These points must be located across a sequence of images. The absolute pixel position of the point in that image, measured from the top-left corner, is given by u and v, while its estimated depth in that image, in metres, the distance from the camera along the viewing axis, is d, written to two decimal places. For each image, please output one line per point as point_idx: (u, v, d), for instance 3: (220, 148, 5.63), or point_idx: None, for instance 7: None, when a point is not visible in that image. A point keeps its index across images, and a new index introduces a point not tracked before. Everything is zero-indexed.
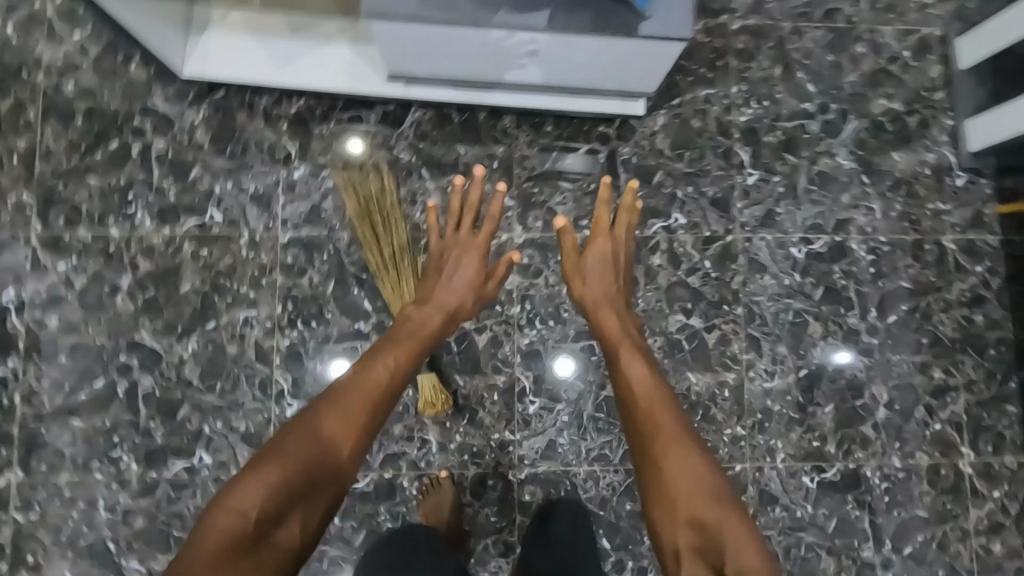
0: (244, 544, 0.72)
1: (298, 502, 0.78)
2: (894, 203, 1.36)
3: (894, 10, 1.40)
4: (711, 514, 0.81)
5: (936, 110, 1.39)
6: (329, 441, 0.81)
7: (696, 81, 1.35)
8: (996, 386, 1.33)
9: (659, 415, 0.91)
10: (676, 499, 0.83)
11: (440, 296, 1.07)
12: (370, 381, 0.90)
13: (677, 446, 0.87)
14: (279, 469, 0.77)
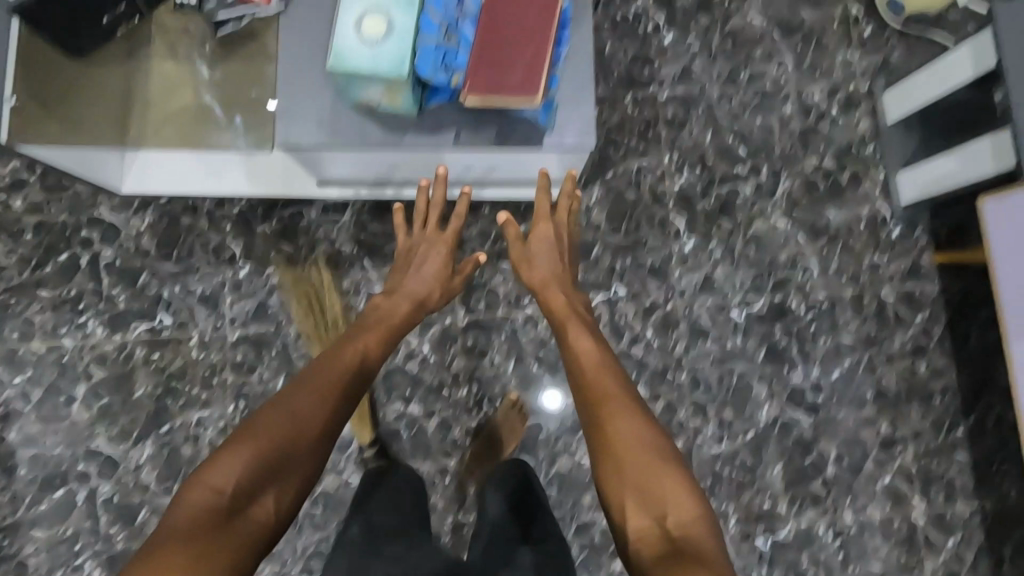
0: (216, 519, 0.73)
1: (273, 476, 0.79)
2: (831, 260, 1.38)
3: (818, 69, 1.43)
4: (652, 475, 0.81)
5: (867, 164, 1.42)
6: (304, 416, 0.84)
7: (628, 153, 1.38)
8: (943, 435, 1.35)
9: (600, 382, 0.93)
10: (620, 460, 0.83)
11: (412, 282, 1.11)
12: (338, 367, 0.93)
13: (615, 409, 0.88)
14: (255, 445, 0.80)
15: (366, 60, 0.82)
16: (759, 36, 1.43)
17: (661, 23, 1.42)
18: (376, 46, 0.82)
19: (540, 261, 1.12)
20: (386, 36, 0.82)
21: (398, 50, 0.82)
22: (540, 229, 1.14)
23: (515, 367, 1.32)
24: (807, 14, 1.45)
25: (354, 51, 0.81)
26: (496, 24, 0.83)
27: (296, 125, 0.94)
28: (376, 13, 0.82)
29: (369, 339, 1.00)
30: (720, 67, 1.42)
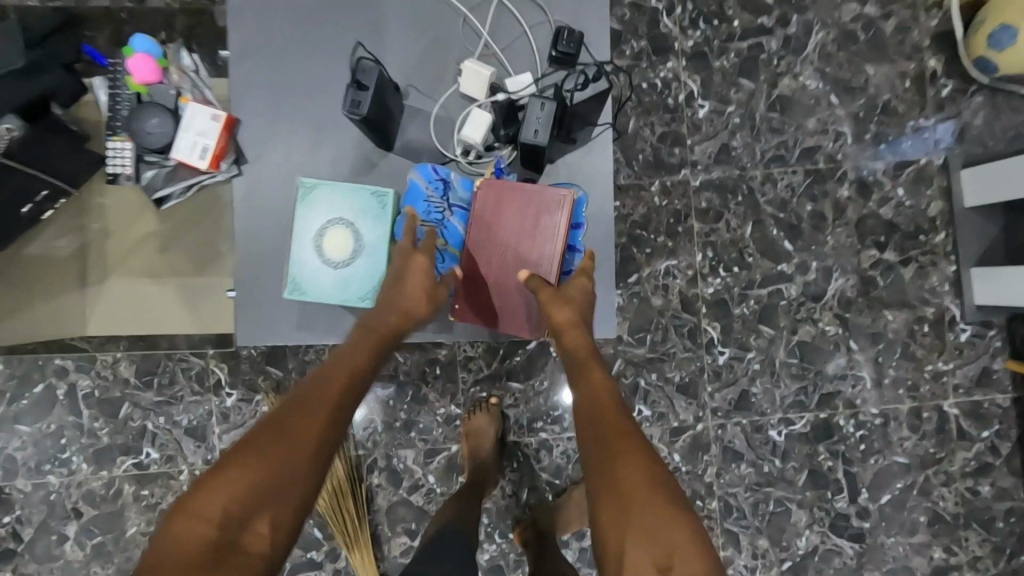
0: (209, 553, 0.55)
1: (265, 502, 0.58)
2: (887, 369, 1.21)
3: (883, 141, 1.21)
4: (683, 542, 0.57)
5: (937, 255, 1.21)
6: (289, 449, 0.60)
7: (654, 252, 1.20)
8: (1004, 561, 1.22)
9: (621, 429, 0.63)
10: (645, 520, 0.58)
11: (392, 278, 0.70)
12: (325, 380, 0.65)
13: (644, 456, 0.62)
14: (243, 468, 0.59)
15: (326, 282, 0.73)
16: (812, 103, 1.20)
17: (695, 90, 1.20)
18: (338, 264, 0.72)
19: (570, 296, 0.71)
20: (349, 253, 0.72)
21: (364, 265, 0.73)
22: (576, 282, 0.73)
23: (528, 497, 1.21)
24: (872, 72, 1.21)
25: (313, 271, 0.73)
26: (496, 228, 0.72)
27: (265, 320, 0.80)
28: (339, 222, 0.72)
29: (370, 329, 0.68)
30: (766, 143, 1.20)
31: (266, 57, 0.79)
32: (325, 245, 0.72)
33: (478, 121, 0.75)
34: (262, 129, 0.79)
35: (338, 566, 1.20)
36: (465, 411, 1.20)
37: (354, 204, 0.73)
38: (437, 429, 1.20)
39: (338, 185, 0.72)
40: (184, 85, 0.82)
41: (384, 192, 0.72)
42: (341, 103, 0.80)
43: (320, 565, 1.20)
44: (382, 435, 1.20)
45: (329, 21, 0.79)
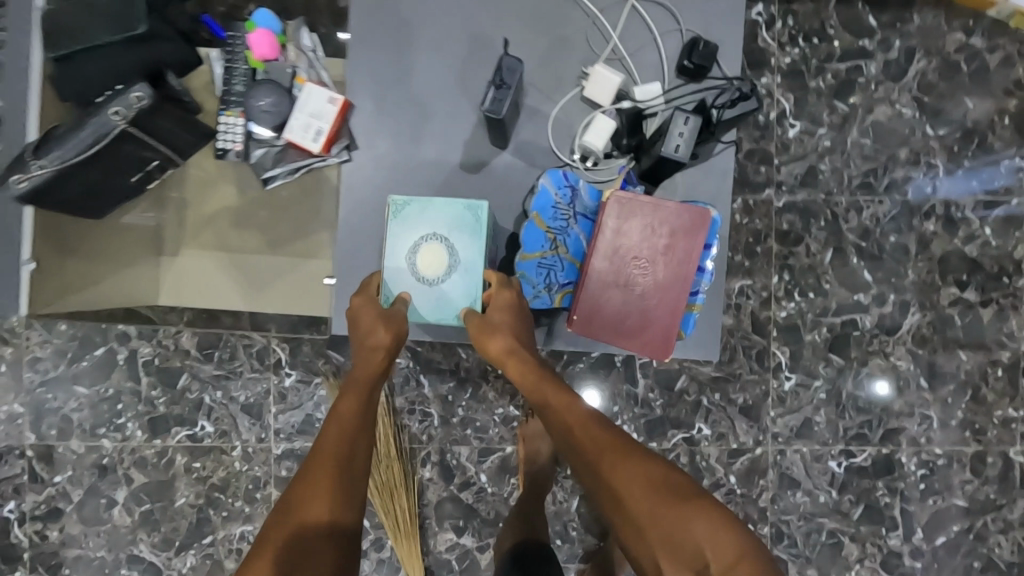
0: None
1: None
2: (956, 410, 1.19)
3: (975, 178, 1.18)
4: (694, 523, 0.66)
5: (1018, 298, 1.18)
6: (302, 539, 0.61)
7: (730, 270, 1.17)
8: None
9: (594, 442, 0.74)
10: (631, 511, 0.69)
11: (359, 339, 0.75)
12: (325, 459, 0.67)
13: (630, 456, 0.72)
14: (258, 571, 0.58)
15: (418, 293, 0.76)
16: (906, 132, 1.17)
17: (788, 108, 1.17)
18: (432, 279, 0.75)
19: (501, 330, 0.75)
20: (442, 268, 0.75)
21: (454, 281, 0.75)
22: (504, 297, 0.75)
23: (579, 505, 1.20)
24: (971, 106, 1.18)
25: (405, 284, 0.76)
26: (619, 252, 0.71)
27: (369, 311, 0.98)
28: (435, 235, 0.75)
29: (355, 388, 0.73)
30: (855, 169, 1.17)
31: (374, 55, 0.83)
32: (420, 258, 0.75)
33: (604, 128, 0.79)
34: (372, 118, 0.83)
35: (382, 556, 1.19)
36: (523, 414, 1.19)
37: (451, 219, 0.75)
38: (492, 429, 1.19)
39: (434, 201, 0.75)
40: (300, 62, 0.89)
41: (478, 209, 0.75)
42: (442, 104, 0.83)
43: (364, 552, 1.19)
44: (437, 429, 1.19)
45: (437, 21, 0.83)
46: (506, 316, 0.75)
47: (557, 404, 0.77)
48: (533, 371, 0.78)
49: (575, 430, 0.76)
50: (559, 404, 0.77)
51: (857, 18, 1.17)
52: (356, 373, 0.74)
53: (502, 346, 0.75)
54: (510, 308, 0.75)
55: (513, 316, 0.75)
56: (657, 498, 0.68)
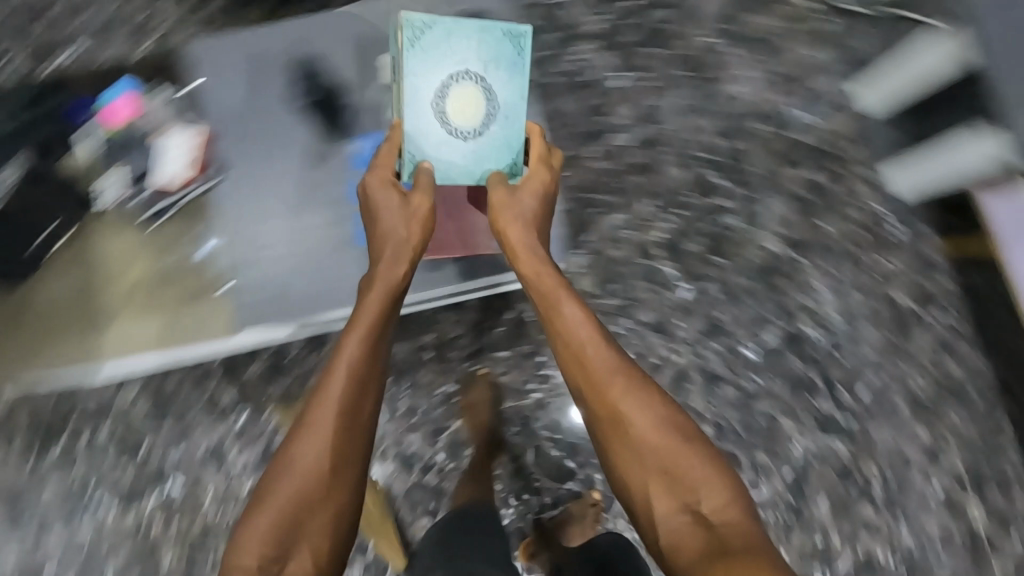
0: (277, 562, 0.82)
1: (309, 516, 0.85)
2: (836, 274, 1.32)
3: (783, 77, 1.35)
4: (686, 464, 0.90)
5: (855, 164, 1.33)
6: (310, 467, 0.87)
7: (603, 210, 1.32)
8: (988, 432, 1.28)
9: (605, 372, 0.96)
10: (637, 442, 0.93)
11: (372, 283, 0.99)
12: (331, 390, 0.91)
13: (635, 394, 0.95)
14: (273, 513, 0.84)
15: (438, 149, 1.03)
16: (712, 56, 1.36)
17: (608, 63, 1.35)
18: (462, 116, 1.01)
19: (520, 220, 1.03)
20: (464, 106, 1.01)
21: (488, 123, 1.03)
22: (503, 193, 1.03)
23: (534, 457, 1.28)
24: (759, 20, 1.36)
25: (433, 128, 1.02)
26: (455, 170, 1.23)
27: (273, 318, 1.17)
28: (455, 79, 1.01)
29: (363, 330, 0.95)
30: (680, 98, 1.35)
31: (220, 101, 1.17)
32: (445, 100, 1.01)
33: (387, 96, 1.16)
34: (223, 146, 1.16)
35: (367, 560, 1.24)
36: (459, 387, 1.28)
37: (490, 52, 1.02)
38: (437, 410, 1.28)
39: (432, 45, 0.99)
40: (148, 122, 1.18)
41: (506, 35, 1.01)
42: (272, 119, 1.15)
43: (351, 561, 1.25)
44: (387, 425, 1.27)
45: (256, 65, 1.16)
46: (534, 200, 1.05)
47: (568, 326, 1.00)
48: (552, 292, 1.01)
49: (589, 357, 0.98)
50: (571, 326, 1.00)
51: None
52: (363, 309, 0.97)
53: (518, 240, 1.03)
54: (522, 199, 1.03)
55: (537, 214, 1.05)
56: (656, 438, 0.92)
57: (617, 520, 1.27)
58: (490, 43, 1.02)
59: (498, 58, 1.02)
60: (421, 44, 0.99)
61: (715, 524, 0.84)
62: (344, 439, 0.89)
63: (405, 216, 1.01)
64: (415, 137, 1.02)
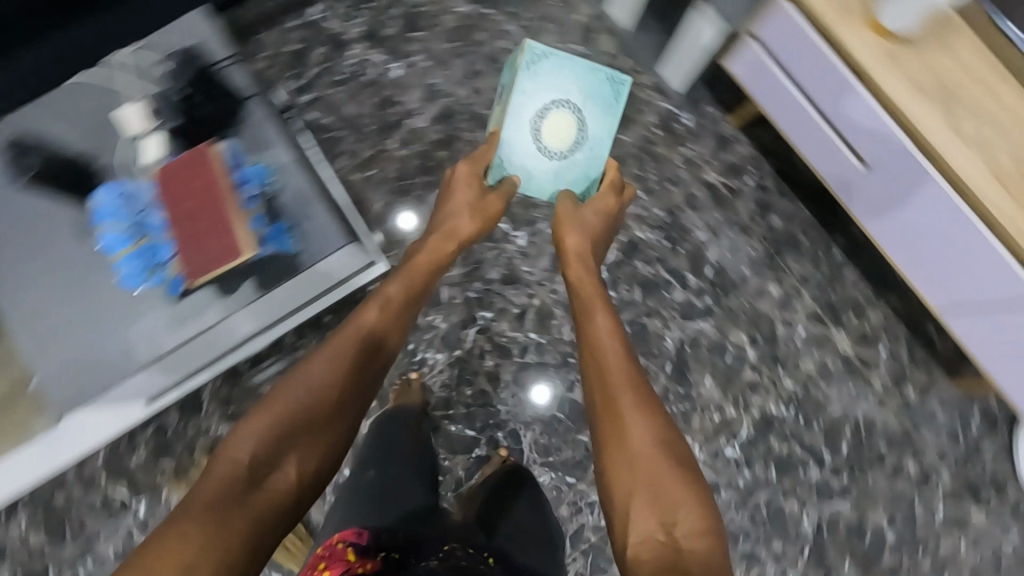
0: (269, 466, 0.86)
1: (301, 438, 0.91)
2: (650, 176, 1.41)
3: (543, 20, 1.45)
4: (672, 485, 0.88)
5: (631, 76, 1.44)
6: (320, 386, 0.96)
7: (422, 191, 1.38)
8: (825, 266, 1.40)
9: (615, 373, 1.02)
10: (633, 452, 0.92)
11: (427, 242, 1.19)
12: (355, 336, 1.05)
13: (643, 409, 0.97)
14: (266, 418, 0.91)
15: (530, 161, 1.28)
16: (474, 21, 1.44)
17: (382, 59, 1.42)
18: (548, 139, 1.26)
19: (578, 231, 1.18)
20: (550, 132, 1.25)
21: (573, 149, 1.27)
22: (608, 200, 1.23)
23: (437, 439, 1.32)
24: None
25: (521, 142, 1.27)
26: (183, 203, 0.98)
27: (122, 402, 1.10)
28: (560, 102, 1.26)
29: (403, 278, 1.14)
30: (458, 69, 1.43)
31: None
32: (544, 121, 1.26)
33: (133, 150, 1.06)
34: None
35: None
36: None
37: (578, 87, 1.26)
38: None
39: (573, 70, 1.25)
40: None
41: (613, 80, 1.26)
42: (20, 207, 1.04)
43: None
44: None
45: None
46: (592, 224, 1.21)
47: (602, 328, 1.08)
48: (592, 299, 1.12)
49: (607, 365, 1.04)
50: (603, 330, 1.08)
51: None
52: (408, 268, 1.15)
53: (573, 244, 1.17)
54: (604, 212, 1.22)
55: (592, 239, 1.20)
56: (650, 455, 0.92)
57: (532, 468, 1.32)
58: (594, 83, 1.27)
59: (586, 92, 1.26)
60: (538, 68, 1.26)
61: (682, 547, 0.81)
62: (352, 386, 1.00)
63: (476, 206, 1.22)
64: (507, 154, 1.28)
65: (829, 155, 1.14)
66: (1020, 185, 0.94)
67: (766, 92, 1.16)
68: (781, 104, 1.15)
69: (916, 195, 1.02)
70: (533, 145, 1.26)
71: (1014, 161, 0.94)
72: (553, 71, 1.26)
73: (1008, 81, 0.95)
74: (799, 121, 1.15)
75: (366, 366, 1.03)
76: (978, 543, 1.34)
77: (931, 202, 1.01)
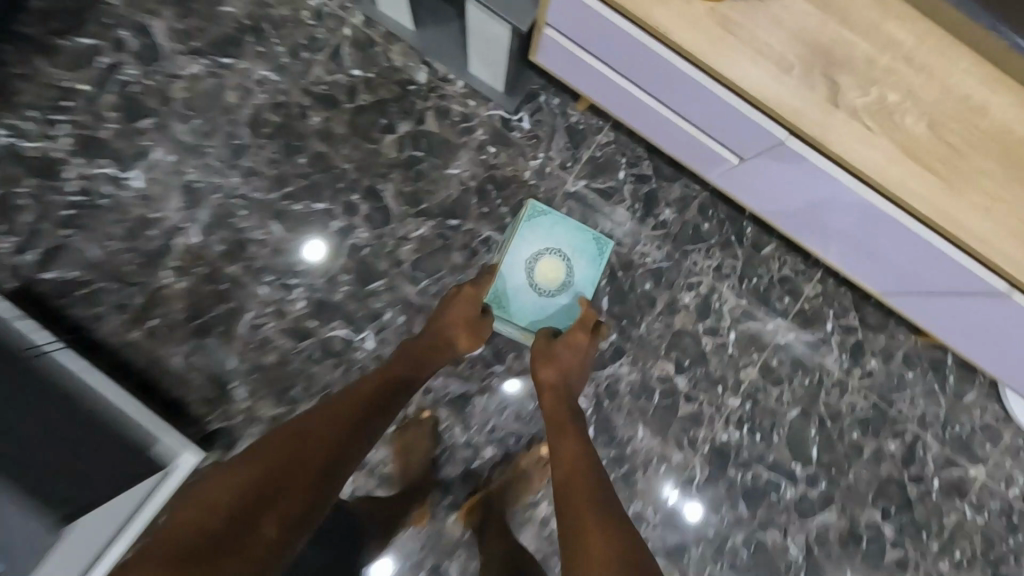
0: (235, 530, 0.67)
1: (280, 492, 0.71)
2: (501, 209, 1.10)
3: (303, 50, 1.09)
4: None
5: (437, 88, 1.11)
6: (310, 434, 0.77)
7: (226, 323, 1.07)
8: (739, 250, 1.14)
9: (582, 478, 0.83)
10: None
11: (438, 326, 0.97)
12: (347, 404, 0.83)
13: (614, 533, 0.75)
14: (246, 467, 0.73)
15: (520, 296, 1.06)
16: (213, 80, 1.08)
17: (113, 170, 1.06)
18: (539, 281, 1.06)
19: (559, 359, 0.97)
20: (541, 279, 1.06)
21: (557, 295, 1.07)
22: (579, 339, 0.99)
23: None
24: (235, 8, 1.09)
25: (517, 279, 1.06)
26: None
27: None
28: (549, 252, 1.06)
29: (410, 359, 0.93)
30: (216, 151, 1.08)
31: None
32: (535, 266, 1.06)
33: None
34: None
35: None
36: None
37: (570, 241, 1.07)
38: None
39: (565, 224, 1.07)
40: None
41: (599, 240, 1.07)
42: None
43: None
44: None
45: None
46: (577, 353, 0.98)
47: (570, 449, 0.88)
48: (563, 418, 0.93)
49: (578, 477, 0.84)
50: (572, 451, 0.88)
51: (76, 52, 1.06)
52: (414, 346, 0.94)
53: (549, 376, 0.97)
54: (582, 351, 0.99)
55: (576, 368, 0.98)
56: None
57: None
58: (588, 245, 1.08)
59: (581, 249, 1.08)
60: (542, 219, 1.07)
61: None
62: (337, 468, 0.76)
63: (470, 315, 0.97)
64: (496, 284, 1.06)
65: (699, 153, 0.86)
66: (946, 163, 0.66)
67: (597, 86, 0.87)
68: (622, 100, 0.86)
69: (813, 194, 0.76)
70: (523, 286, 1.06)
71: (930, 128, 0.65)
72: (557, 225, 1.07)
73: (897, 14, 0.65)
74: (647, 117, 0.86)
75: (351, 442, 0.79)
76: (984, 504, 1.16)
77: (833, 201, 0.74)
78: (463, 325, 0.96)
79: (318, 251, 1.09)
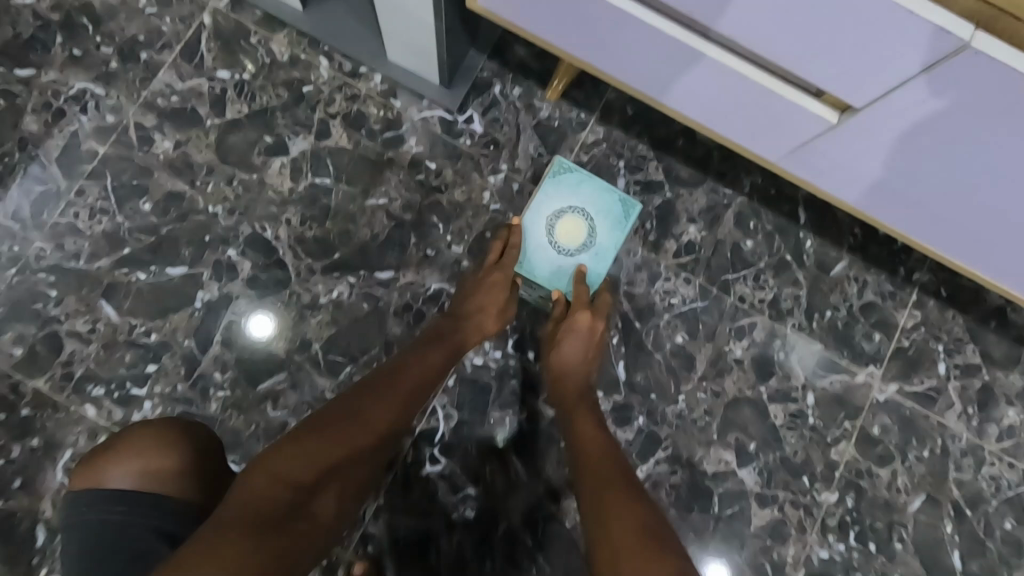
0: (296, 503, 0.47)
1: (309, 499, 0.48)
2: (453, 249, 0.75)
3: (141, 48, 0.75)
4: None
5: (343, 86, 0.76)
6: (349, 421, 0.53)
7: (32, 468, 0.67)
8: (801, 272, 0.79)
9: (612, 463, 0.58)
10: None
11: (470, 300, 0.66)
12: (392, 378, 0.58)
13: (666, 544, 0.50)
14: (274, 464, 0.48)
15: (540, 259, 0.73)
16: (6, 102, 0.73)
17: None
18: (563, 243, 0.73)
19: (576, 340, 0.66)
20: (566, 241, 0.73)
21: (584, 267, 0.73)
22: (584, 322, 0.67)
23: None
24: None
25: (536, 240, 0.73)
26: None
27: None
28: (578, 213, 0.74)
29: (446, 339, 0.64)
30: (11, 203, 0.71)
31: None
32: (559, 226, 0.73)
33: None
34: None
35: None
36: None
37: (598, 203, 0.74)
38: None
39: (596, 180, 0.74)
40: None
41: (628, 203, 0.75)
42: None
43: None
44: None
45: None
46: (588, 334, 0.67)
47: (590, 427, 0.63)
48: (581, 390, 0.66)
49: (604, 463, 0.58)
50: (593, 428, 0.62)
51: None
52: (460, 307, 0.66)
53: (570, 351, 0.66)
54: (594, 341, 0.67)
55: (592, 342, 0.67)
56: None
57: None
58: (623, 212, 0.74)
59: (615, 218, 0.74)
60: (572, 178, 0.74)
61: None
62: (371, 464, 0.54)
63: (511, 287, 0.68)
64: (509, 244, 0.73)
65: (762, 113, 0.53)
66: None
67: (579, 26, 0.55)
68: (628, 41, 0.53)
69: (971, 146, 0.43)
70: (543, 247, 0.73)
71: None
72: (589, 186, 0.74)
73: None
74: (672, 66, 0.53)
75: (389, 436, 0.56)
76: None
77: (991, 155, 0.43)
78: (503, 296, 0.67)
79: (267, 330, 0.72)
